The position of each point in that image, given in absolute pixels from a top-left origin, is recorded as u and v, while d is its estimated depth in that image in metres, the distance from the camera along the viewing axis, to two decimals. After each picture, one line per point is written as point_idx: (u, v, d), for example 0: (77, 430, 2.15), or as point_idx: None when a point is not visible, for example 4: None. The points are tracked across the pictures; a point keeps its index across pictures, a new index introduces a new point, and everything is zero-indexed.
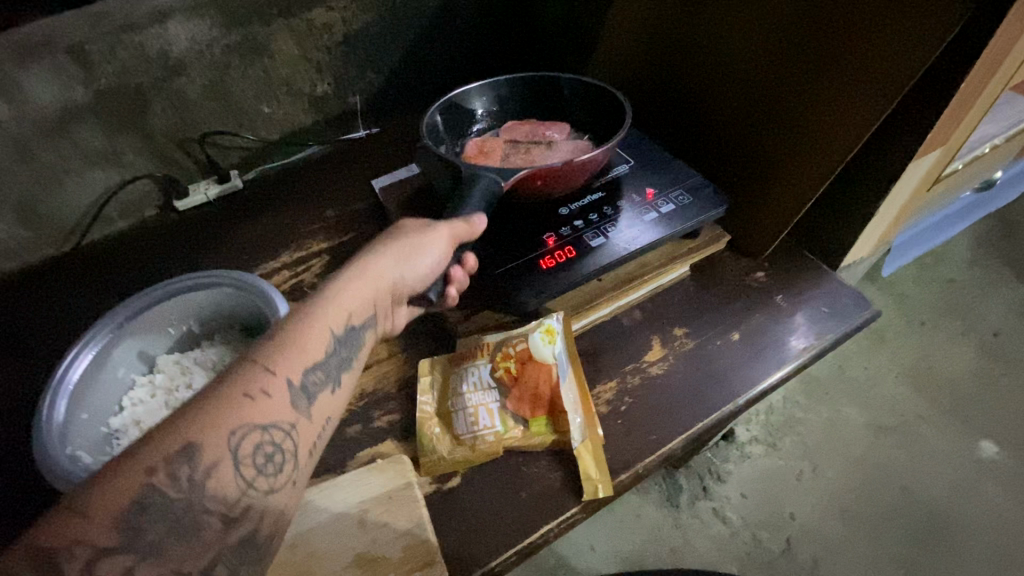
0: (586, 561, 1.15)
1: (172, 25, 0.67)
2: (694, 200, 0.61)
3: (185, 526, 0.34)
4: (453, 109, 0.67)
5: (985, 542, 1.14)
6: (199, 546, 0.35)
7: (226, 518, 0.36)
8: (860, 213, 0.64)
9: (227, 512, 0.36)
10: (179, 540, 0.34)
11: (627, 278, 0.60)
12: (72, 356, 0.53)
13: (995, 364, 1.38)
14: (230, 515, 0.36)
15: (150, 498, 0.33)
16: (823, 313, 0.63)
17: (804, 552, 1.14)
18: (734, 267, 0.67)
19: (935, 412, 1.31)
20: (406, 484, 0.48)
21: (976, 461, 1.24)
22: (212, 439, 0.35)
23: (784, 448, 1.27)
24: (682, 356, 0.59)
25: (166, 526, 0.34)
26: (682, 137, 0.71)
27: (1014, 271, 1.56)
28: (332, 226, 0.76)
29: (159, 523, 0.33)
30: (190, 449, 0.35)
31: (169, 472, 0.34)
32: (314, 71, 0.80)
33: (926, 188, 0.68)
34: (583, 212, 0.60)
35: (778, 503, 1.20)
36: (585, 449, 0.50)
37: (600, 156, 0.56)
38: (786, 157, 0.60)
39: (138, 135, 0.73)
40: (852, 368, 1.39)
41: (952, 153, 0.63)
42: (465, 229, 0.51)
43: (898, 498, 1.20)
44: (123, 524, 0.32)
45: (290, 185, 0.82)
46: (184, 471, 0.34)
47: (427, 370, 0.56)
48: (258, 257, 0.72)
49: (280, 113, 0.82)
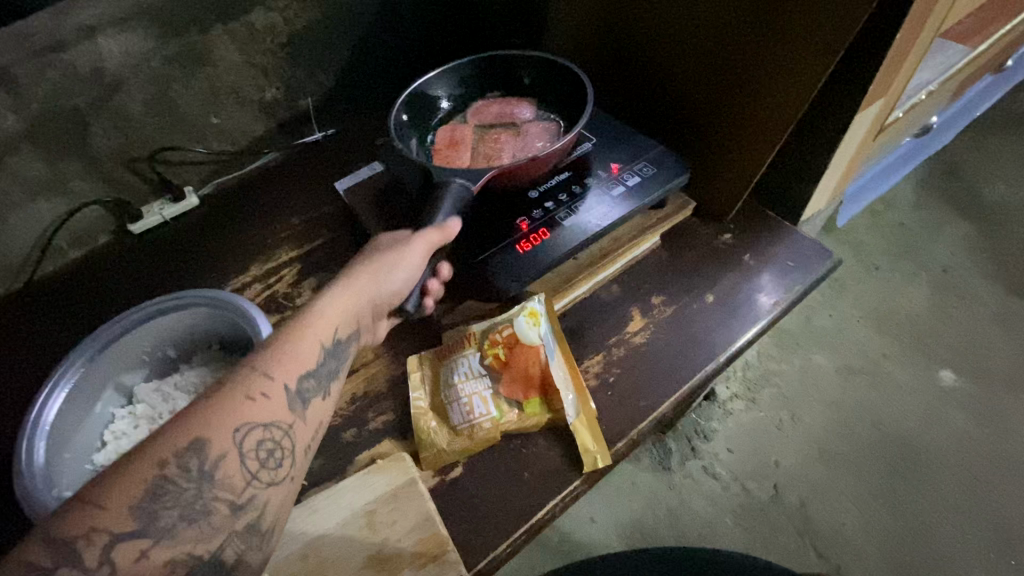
0: (589, 533, 1.18)
1: (103, 39, 0.63)
2: (659, 170, 0.62)
3: (196, 510, 0.35)
4: (418, 97, 0.66)
5: (954, 465, 1.22)
6: (209, 530, 0.36)
7: (233, 505, 0.37)
8: (813, 167, 0.66)
9: (234, 499, 0.37)
10: (190, 524, 0.35)
11: (602, 254, 0.61)
12: (44, 396, 0.50)
13: (947, 297, 1.47)
14: (238, 503, 0.37)
15: (162, 488, 0.34)
16: (789, 267, 0.65)
17: (791, 496, 1.20)
18: (702, 232, 0.68)
19: (898, 349, 1.39)
20: (410, 480, 0.48)
21: (939, 390, 1.32)
22: (218, 431, 0.36)
23: (762, 400, 1.33)
24: (662, 323, 0.60)
25: (179, 510, 0.35)
26: (641, 110, 0.72)
27: (958, 210, 1.65)
28: (299, 232, 0.74)
29: (172, 509, 0.35)
30: (197, 443, 0.36)
31: (181, 463, 0.35)
32: (261, 76, 0.78)
33: (872, 138, 0.72)
34: (553, 193, 0.61)
35: (763, 453, 1.26)
36: (580, 423, 0.52)
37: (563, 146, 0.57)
38: (739, 124, 0.62)
39: (81, 161, 0.70)
40: (819, 317, 1.45)
41: (894, 102, 0.66)
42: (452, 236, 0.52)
43: (872, 433, 1.27)
44: (139, 513, 0.33)
45: (250, 196, 0.79)
46: (194, 463, 0.35)
47: (416, 365, 0.56)
48: (226, 274, 0.70)
49: (230, 123, 0.79)
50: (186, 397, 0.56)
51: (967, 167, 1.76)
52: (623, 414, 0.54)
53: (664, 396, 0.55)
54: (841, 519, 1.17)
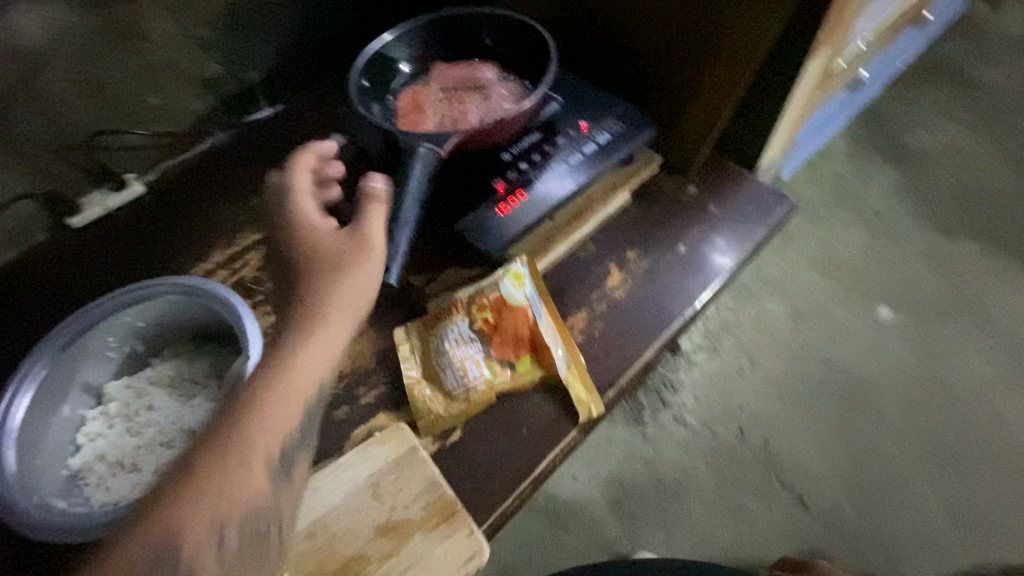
0: (571, 490, 1.23)
1: (18, 15, 0.57)
2: (627, 127, 0.63)
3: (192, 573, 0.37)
4: (376, 63, 0.64)
5: (895, 390, 1.33)
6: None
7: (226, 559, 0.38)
8: (768, 116, 0.69)
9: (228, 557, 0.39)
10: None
11: (577, 213, 0.62)
12: (10, 399, 0.51)
13: (880, 239, 1.58)
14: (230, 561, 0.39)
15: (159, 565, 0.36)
16: (751, 213, 0.69)
17: (754, 435, 1.29)
18: (669, 186, 0.71)
19: (841, 291, 1.49)
20: (412, 448, 0.49)
21: (878, 325, 1.43)
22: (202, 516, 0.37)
23: (723, 349, 1.41)
24: (640, 275, 0.62)
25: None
26: (602, 67, 0.72)
27: (887, 158, 1.77)
28: (261, 213, 0.71)
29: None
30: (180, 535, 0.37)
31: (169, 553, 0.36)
32: (201, 50, 0.73)
33: (821, 84, 0.75)
34: (525, 153, 0.60)
35: (727, 398, 1.34)
36: (573, 376, 0.53)
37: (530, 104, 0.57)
38: (699, 76, 0.63)
39: (6, 151, 0.64)
40: (769, 267, 1.54)
41: (841, 48, 0.69)
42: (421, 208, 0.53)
43: (822, 370, 1.37)
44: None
45: (200, 179, 0.75)
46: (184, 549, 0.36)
47: (404, 337, 0.55)
48: (186, 261, 0.68)
49: (170, 102, 0.74)
50: (159, 394, 0.58)
51: (893, 117, 1.88)
52: (610, 366, 0.56)
53: (647, 345, 0.58)
54: (801, 452, 1.26)
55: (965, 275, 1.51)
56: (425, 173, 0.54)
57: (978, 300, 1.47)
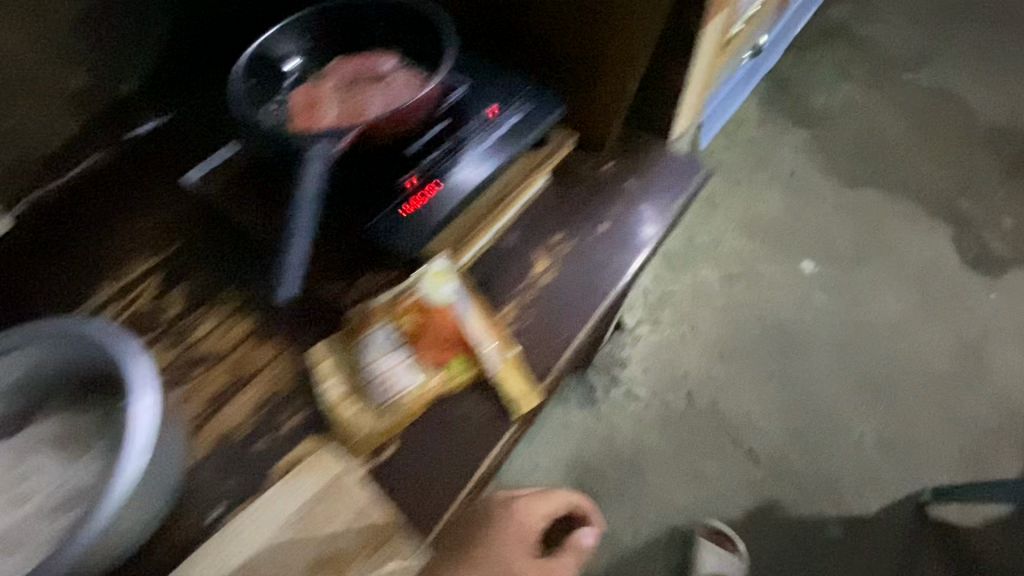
0: (533, 479, 1.24)
1: None
2: (534, 107, 0.61)
3: None
4: (257, 63, 0.59)
5: (825, 338, 1.41)
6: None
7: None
8: (672, 85, 0.70)
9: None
10: None
11: (498, 199, 0.59)
12: None
13: (797, 198, 1.67)
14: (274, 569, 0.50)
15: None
16: (667, 186, 0.69)
17: (703, 399, 1.33)
18: (586, 164, 0.69)
19: (767, 251, 1.56)
20: (334, 476, 0.50)
21: (803, 278, 1.51)
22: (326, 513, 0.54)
23: (664, 320, 1.45)
24: (564, 258, 0.61)
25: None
26: (500, 42, 0.69)
27: (795, 121, 1.86)
28: (154, 238, 0.66)
29: None
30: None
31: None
32: (62, 65, 0.68)
33: (721, 49, 0.76)
34: (432, 143, 0.57)
35: (673, 367, 1.37)
36: (506, 372, 0.53)
37: (425, 94, 0.54)
38: (601, 43, 0.63)
39: None
40: (699, 236, 1.59)
41: (734, 13, 0.71)
42: (318, 213, 0.51)
43: (758, 327, 1.43)
44: None
45: (84, 209, 0.69)
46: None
47: (325, 354, 0.53)
48: (72, 299, 0.63)
49: (32, 124, 0.68)
50: (47, 453, 0.54)
51: (797, 82, 1.98)
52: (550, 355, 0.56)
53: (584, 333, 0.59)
54: (747, 407, 1.31)
55: (875, 222, 1.62)
56: (319, 175, 0.51)
57: (888, 244, 1.57)
